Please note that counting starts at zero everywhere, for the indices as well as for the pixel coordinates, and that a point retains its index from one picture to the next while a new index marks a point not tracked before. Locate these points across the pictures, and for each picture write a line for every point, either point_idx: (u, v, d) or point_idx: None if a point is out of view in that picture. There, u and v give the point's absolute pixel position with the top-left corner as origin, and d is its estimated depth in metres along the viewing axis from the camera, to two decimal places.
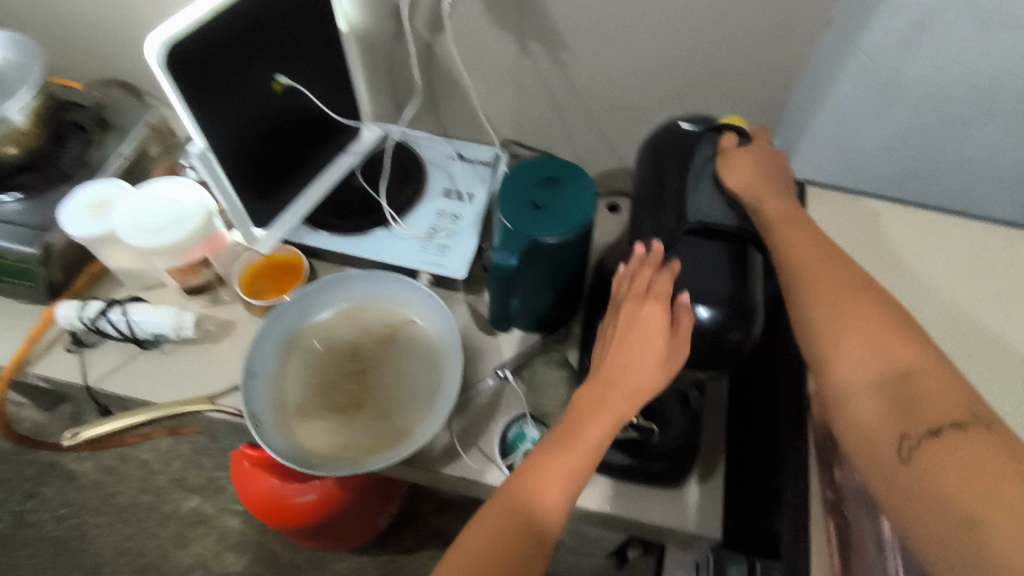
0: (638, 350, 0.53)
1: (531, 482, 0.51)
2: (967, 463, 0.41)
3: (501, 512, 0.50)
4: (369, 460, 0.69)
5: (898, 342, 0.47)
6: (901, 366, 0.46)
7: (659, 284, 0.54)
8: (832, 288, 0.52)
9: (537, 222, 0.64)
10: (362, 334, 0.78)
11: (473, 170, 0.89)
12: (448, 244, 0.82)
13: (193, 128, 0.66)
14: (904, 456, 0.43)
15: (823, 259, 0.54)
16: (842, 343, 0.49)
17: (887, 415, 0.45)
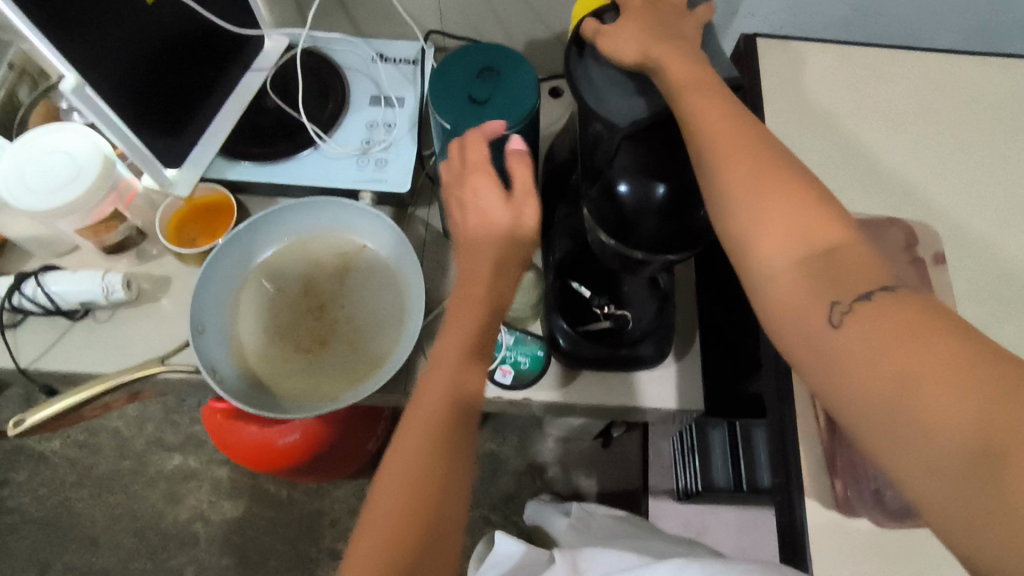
0: (483, 213, 0.53)
1: (431, 392, 0.47)
2: (885, 334, 0.36)
3: (423, 424, 0.46)
4: (345, 393, 0.66)
5: (821, 216, 0.40)
6: (825, 242, 0.40)
7: (473, 154, 0.54)
8: (750, 169, 0.42)
9: (478, 117, 0.59)
10: (313, 267, 0.73)
11: (398, 71, 0.80)
12: (386, 157, 0.75)
13: (62, 64, 0.56)
14: (835, 320, 0.38)
15: (740, 133, 0.43)
16: (754, 234, 0.41)
17: (807, 286, 0.39)
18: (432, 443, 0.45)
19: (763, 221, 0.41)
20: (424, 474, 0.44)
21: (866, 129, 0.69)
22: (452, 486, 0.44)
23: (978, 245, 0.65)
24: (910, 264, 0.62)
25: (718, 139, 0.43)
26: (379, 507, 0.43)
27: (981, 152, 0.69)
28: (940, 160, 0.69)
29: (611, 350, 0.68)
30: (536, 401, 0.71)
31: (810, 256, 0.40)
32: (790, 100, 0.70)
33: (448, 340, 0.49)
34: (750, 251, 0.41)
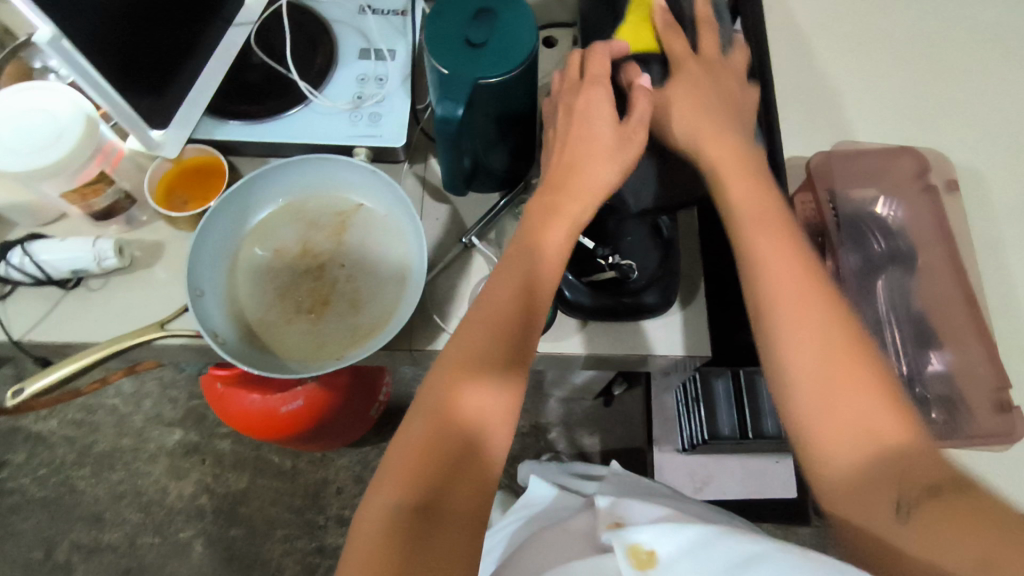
0: (586, 138, 0.54)
1: (456, 387, 0.48)
2: (958, 531, 0.40)
3: (443, 408, 0.48)
4: (350, 353, 0.66)
5: (884, 409, 0.45)
6: (891, 446, 0.44)
7: (594, 66, 0.56)
8: (827, 370, 0.46)
9: (475, 61, 0.57)
10: (309, 229, 0.72)
11: (387, 22, 0.77)
12: (379, 111, 0.73)
13: (39, 17, 0.53)
14: (901, 517, 0.42)
15: (812, 309, 0.48)
16: (819, 436, 0.45)
17: (872, 484, 0.44)
18: (449, 433, 0.47)
19: (822, 420, 0.46)
20: (424, 448, 0.46)
21: None
22: (463, 484, 0.46)
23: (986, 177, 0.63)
24: (920, 193, 0.66)
25: (785, 308, 0.48)
26: (395, 479, 0.46)
27: None
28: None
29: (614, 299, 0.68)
30: (543, 354, 0.71)
31: (881, 460, 0.44)
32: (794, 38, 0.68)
33: (475, 333, 0.50)
34: (821, 466, 0.46)
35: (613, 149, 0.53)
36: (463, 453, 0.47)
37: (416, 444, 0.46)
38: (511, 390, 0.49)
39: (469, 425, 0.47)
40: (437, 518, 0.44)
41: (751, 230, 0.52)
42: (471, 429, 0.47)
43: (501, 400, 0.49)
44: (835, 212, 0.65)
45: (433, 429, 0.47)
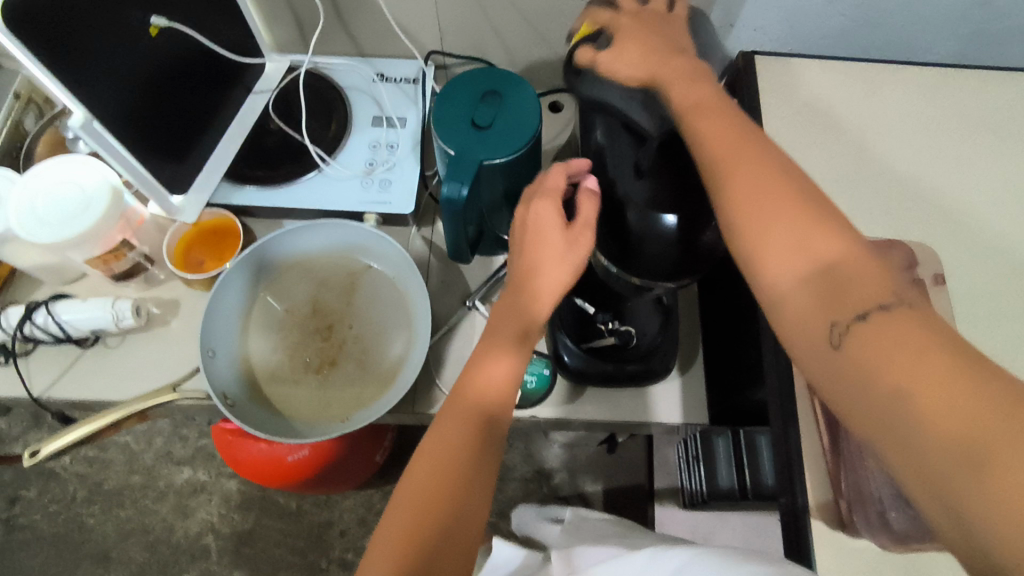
0: (550, 242, 0.52)
1: (479, 368, 0.52)
2: (889, 343, 0.35)
3: (467, 389, 0.52)
4: (356, 414, 0.67)
5: (821, 231, 0.40)
6: (841, 278, 0.39)
7: (551, 180, 0.53)
8: (775, 214, 0.41)
9: (480, 144, 0.59)
10: (321, 289, 0.74)
11: (399, 90, 0.81)
12: (389, 177, 0.76)
13: (69, 98, 0.57)
14: (834, 342, 0.38)
15: (766, 181, 0.42)
16: (769, 295, 0.41)
17: (821, 309, 0.39)
18: (475, 413, 0.50)
19: (777, 271, 0.41)
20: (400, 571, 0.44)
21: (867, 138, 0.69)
22: (489, 459, 0.49)
23: (986, 254, 0.64)
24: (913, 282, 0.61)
25: (732, 181, 0.43)
26: (427, 461, 0.49)
27: (983, 160, 0.68)
28: (946, 168, 0.68)
29: (613, 365, 0.69)
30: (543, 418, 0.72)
31: (830, 281, 0.39)
32: (791, 116, 0.71)
33: (439, 442, 0.49)
34: (760, 281, 0.41)
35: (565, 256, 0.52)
36: (489, 427, 0.50)
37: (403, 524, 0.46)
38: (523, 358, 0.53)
39: (494, 400, 0.51)
40: (467, 486, 0.48)
41: (694, 111, 0.46)
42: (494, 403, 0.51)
43: (518, 379, 0.53)
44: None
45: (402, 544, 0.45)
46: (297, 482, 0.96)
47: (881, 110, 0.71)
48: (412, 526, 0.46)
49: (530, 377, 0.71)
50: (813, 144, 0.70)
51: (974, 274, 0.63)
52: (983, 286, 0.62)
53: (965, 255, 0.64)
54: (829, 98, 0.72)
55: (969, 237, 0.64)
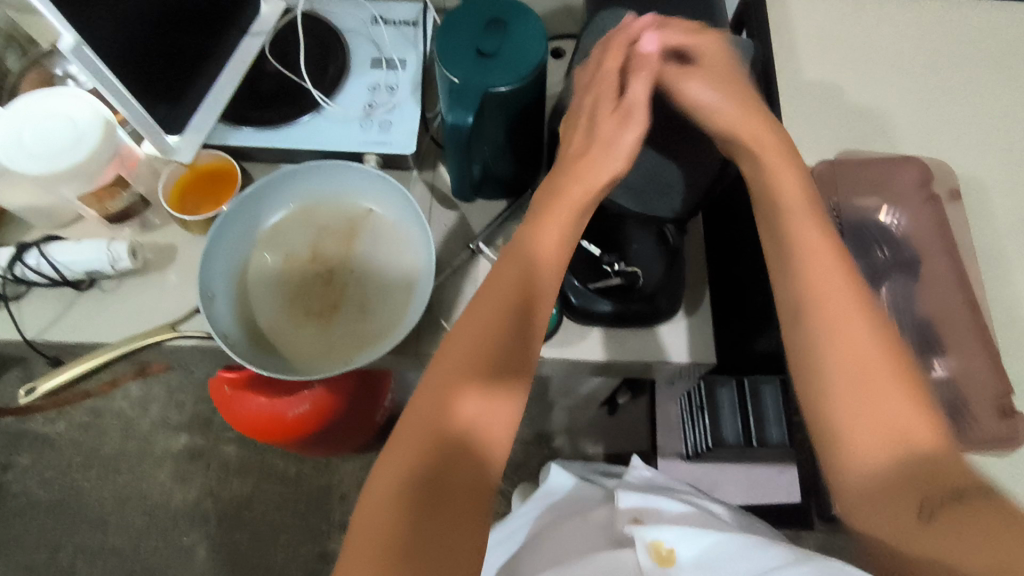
0: (562, 206, 0.52)
1: (450, 396, 0.44)
2: (983, 534, 0.37)
3: (435, 418, 0.44)
4: (359, 356, 0.66)
5: (902, 400, 0.42)
6: (914, 443, 0.41)
7: (608, 60, 0.54)
8: (860, 384, 0.43)
9: (485, 71, 0.58)
10: (321, 234, 0.73)
11: (399, 32, 0.79)
12: (390, 119, 0.74)
13: (61, 24, 0.54)
14: (926, 518, 0.39)
15: (848, 335, 0.45)
16: (841, 450, 0.43)
17: (901, 483, 0.41)
18: (441, 441, 0.43)
19: (860, 423, 0.43)
20: None
21: (879, 72, 0.68)
22: (454, 500, 0.42)
23: (996, 184, 0.63)
24: (926, 203, 0.61)
25: (822, 328, 0.45)
26: (376, 516, 0.41)
27: (1000, 92, 0.66)
28: (963, 101, 0.66)
29: (619, 307, 0.68)
30: (550, 358, 0.71)
31: (901, 447, 0.41)
32: (804, 49, 0.69)
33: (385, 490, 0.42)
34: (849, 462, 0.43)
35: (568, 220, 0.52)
36: (463, 466, 0.43)
37: None
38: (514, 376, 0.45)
39: (469, 435, 0.44)
40: (427, 541, 0.40)
41: (789, 206, 0.51)
42: (469, 436, 0.44)
43: (499, 404, 0.45)
44: (838, 221, 0.62)
45: None
46: (297, 439, 0.95)
47: (897, 43, 0.69)
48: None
49: None
50: (826, 79, 0.68)
51: (982, 204, 0.62)
52: (995, 218, 0.62)
53: (976, 184, 0.63)
54: (843, 32, 0.70)
55: (981, 170, 0.64)
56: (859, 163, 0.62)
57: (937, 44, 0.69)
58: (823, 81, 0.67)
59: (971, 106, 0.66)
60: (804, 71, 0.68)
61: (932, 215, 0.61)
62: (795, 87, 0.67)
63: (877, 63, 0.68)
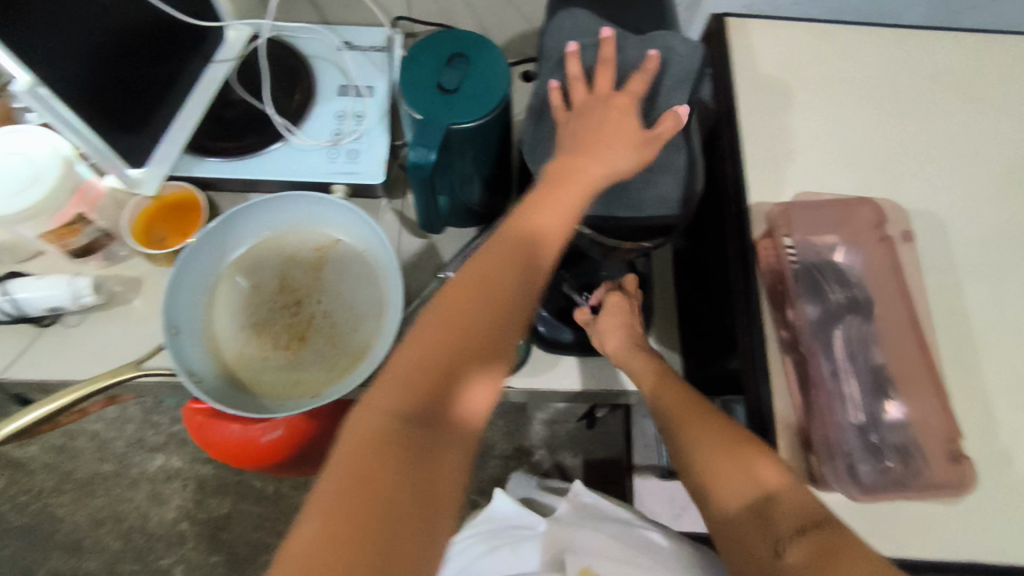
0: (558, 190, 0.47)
1: (460, 317, 0.43)
2: (824, 557, 0.41)
3: (449, 350, 0.42)
4: (328, 389, 0.66)
5: (759, 465, 0.46)
6: (767, 487, 0.45)
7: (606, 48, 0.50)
8: (714, 445, 0.48)
9: (448, 108, 0.57)
10: (289, 263, 0.72)
11: (367, 59, 0.78)
12: (357, 147, 0.74)
13: (11, 62, 0.53)
14: (778, 553, 0.42)
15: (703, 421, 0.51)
16: (722, 534, 0.46)
17: (767, 535, 0.43)
18: (453, 355, 0.42)
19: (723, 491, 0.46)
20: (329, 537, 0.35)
21: (840, 100, 0.69)
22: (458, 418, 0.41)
23: (951, 213, 0.64)
24: (879, 243, 0.62)
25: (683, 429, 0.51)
26: (377, 417, 0.40)
27: (955, 123, 0.68)
28: (920, 131, 0.67)
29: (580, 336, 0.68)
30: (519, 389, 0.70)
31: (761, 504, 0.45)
32: (767, 78, 0.69)
33: (388, 391, 0.41)
34: (712, 503, 0.47)
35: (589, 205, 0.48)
36: (460, 392, 0.42)
37: (338, 490, 0.37)
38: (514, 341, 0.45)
39: (473, 358, 0.43)
40: (434, 452, 0.39)
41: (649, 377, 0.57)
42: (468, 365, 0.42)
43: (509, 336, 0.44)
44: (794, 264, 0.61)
45: (339, 509, 0.36)
46: (272, 464, 0.94)
47: (856, 72, 0.70)
48: (338, 498, 0.37)
49: None
50: (789, 109, 0.68)
51: (935, 233, 0.63)
52: (948, 248, 0.63)
53: (930, 213, 0.64)
54: (806, 62, 0.70)
55: (939, 199, 0.65)
56: (812, 202, 0.63)
57: (896, 72, 0.70)
58: (784, 109, 0.68)
59: (930, 134, 0.67)
60: (766, 99, 0.69)
61: (888, 256, 0.62)
62: (759, 116, 0.68)
63: (838, 91, 0.69)
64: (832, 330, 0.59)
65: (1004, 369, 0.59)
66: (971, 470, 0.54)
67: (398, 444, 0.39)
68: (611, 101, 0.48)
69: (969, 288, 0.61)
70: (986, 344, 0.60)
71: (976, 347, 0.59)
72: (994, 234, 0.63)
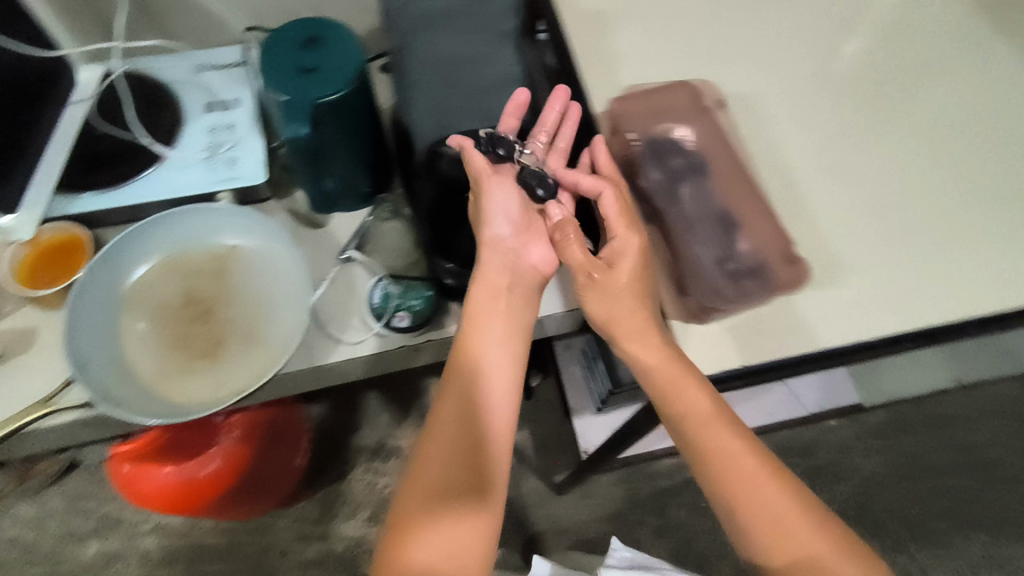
0: (496, 312, 0.63)
1: (449, 438, 0.58)
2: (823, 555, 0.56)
3: (449, 466, 0.57)
4: (254, 382, 0.67)
5: (783, 496, 0.58)
6: (785, 512, 0.57)
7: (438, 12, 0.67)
8: (746, 481, 0.58)
9: (312, 84, 0.62)
10: (191, 278, 0.72)
11: (227, 74, 0.80)
12: (234, 155, 0.75)
13: None
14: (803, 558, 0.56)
15: (732, 454, 0.59)
16: (756, 533, 0.57)
17: (790, 542, 0.56)
18: (451, 463, 0.57)
19: (761, 510, 0.57)
20: None
21: (656, 26, 0.77)
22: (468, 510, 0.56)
23: (766, 99, 0.74)
24: (703, 115, 0.72)
25: (710, 450, 0.59)
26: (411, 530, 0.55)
27: (754, 27, 0.78)
28: (728, 39, 0.77)
29: None
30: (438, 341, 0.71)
31: (786, 530, 0.56)
32: (589, 13, 0.77)
33: (410, 507, 0.57)
34: (746, 522, 0.58)
35: (524, 310, 0.64)
36: (462, 491, 0.57)
37: None
38: (497, 432, 0.59)
39: (463, 460, 0.57)
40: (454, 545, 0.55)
41: (625, 338, 0.62)
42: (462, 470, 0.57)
43: (490, 426, 0.59)
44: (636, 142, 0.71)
45: None
46: (218, 501, 0.91)
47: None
48: None
49: (415, 300, 0.70)
50: (615, 40, 0.76)
51: (754, 112, 0.73)
52: (771, 127, 0.72)
53: (748, 101, 0.74)
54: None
55: (755, 90, 0.74)
56: (636, 95, 0.72)
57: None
58: (612, 41, 0.76)
59: (735, 40, 0.77)
60: (592, 36, 0.76)
61: (711, 124, 0.72)
62: (591, 50, 0.75)
63: (654, 18, 0.77)
64: (676, 189, 0.69)
65: (834, 211, 0.68)
66: (806, 265, 0.65)
67: (431, 550, 0.54)
68: (461, 43, 0.67)
69: (790, 147, 0.71)
70: (813, 187, 0.69)
71: (805, 192, 0.69)
72: (801, 102, 0.74)
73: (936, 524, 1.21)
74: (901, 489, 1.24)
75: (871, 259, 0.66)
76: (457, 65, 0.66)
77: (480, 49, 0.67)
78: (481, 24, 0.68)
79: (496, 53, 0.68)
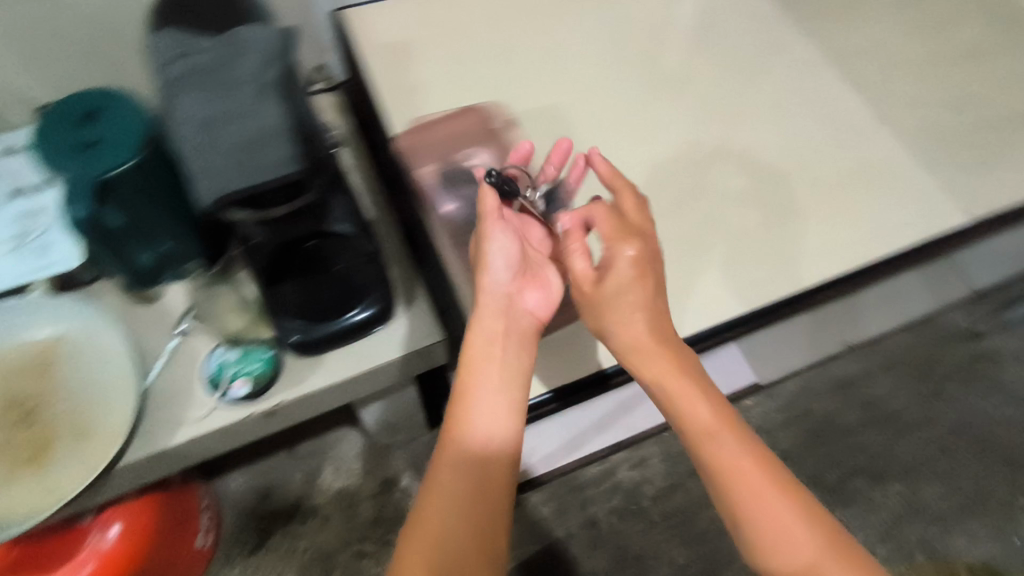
0: (497, 341, 0.59)
1: (441, 499, 0.53)
2: None
3: (444, 528, 0.51)
4: (80, 483, 0.62)
5: (805, 528, 0.50)
6: (808, 549, 0.49)
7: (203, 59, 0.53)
8: (765, 511, 0.51)
9: (92, 158, 0.58)
10: (9, 379, 0.67)
11: (31, 159, 0.75)
12: (44, 242, 0.71)
13: None
14: None
15: (747, 476, 0.52)
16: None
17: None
18: (446, 524, 0.52)
19: (781, 542, 0.50)
20: None
21: (455, 49, 0.76)
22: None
23: (575, 108, 0.73)
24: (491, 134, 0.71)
25: (719, 473, 0.53)
26: None
27: (558, 37, 0.78)
28: (532, 52, 0.76)
29: (356, 314, 0.70)
30: (286, 402, 0.69)
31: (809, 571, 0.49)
32: (386, 47, 0.76)
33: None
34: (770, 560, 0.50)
35: (524, 353, 0.59)
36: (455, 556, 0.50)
37: None
38: (497, 486, 0.54)
39: (455, 522, 0.52)
40: None
41: (641, 351, 0.58)
42: (453, 534, 0.51)
43: (490, 478, 0.54)
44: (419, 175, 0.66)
45: None
46: None
47: (465, 22, 0.78)
48: None
49: (252, 363, 0.68)
50: (415, 70, 0.75)
51: (559, 123, 0.73)
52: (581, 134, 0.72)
53: (555, 112, 0.73)
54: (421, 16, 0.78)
55: (562, 100, 0.74)
56: (427, 128, 0.66)
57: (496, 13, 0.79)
58: (412, 72, 0.75)
59: (538, 52, 0.76)
60: (391, 70, 0.75)
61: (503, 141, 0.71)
62: (391, 83, 0.74)
63: (453, 42, 0.77)
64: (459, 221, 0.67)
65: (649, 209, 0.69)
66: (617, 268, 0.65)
67: None
68: (209, 86, 0.50)
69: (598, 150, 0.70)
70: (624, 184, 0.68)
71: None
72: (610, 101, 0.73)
73: (854, 483, 1.23)
74: (814, 453, 1.26)
75: (687, 250, 0.67)
76: (205, 115, 0.49)
77: (229, 85, 0.49)
78: (244, 48, 0.51)
79: (250, 94, 0.49)
